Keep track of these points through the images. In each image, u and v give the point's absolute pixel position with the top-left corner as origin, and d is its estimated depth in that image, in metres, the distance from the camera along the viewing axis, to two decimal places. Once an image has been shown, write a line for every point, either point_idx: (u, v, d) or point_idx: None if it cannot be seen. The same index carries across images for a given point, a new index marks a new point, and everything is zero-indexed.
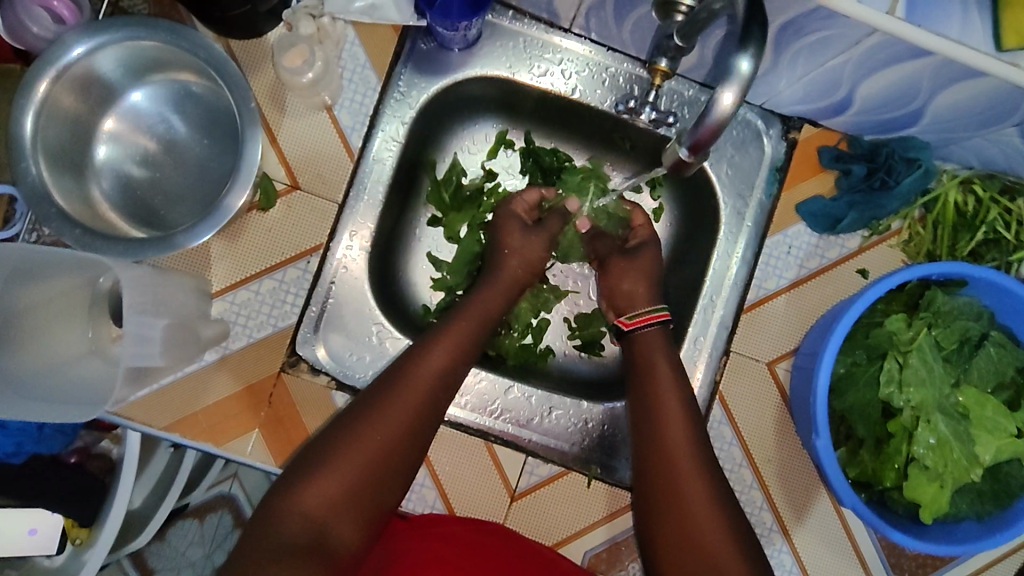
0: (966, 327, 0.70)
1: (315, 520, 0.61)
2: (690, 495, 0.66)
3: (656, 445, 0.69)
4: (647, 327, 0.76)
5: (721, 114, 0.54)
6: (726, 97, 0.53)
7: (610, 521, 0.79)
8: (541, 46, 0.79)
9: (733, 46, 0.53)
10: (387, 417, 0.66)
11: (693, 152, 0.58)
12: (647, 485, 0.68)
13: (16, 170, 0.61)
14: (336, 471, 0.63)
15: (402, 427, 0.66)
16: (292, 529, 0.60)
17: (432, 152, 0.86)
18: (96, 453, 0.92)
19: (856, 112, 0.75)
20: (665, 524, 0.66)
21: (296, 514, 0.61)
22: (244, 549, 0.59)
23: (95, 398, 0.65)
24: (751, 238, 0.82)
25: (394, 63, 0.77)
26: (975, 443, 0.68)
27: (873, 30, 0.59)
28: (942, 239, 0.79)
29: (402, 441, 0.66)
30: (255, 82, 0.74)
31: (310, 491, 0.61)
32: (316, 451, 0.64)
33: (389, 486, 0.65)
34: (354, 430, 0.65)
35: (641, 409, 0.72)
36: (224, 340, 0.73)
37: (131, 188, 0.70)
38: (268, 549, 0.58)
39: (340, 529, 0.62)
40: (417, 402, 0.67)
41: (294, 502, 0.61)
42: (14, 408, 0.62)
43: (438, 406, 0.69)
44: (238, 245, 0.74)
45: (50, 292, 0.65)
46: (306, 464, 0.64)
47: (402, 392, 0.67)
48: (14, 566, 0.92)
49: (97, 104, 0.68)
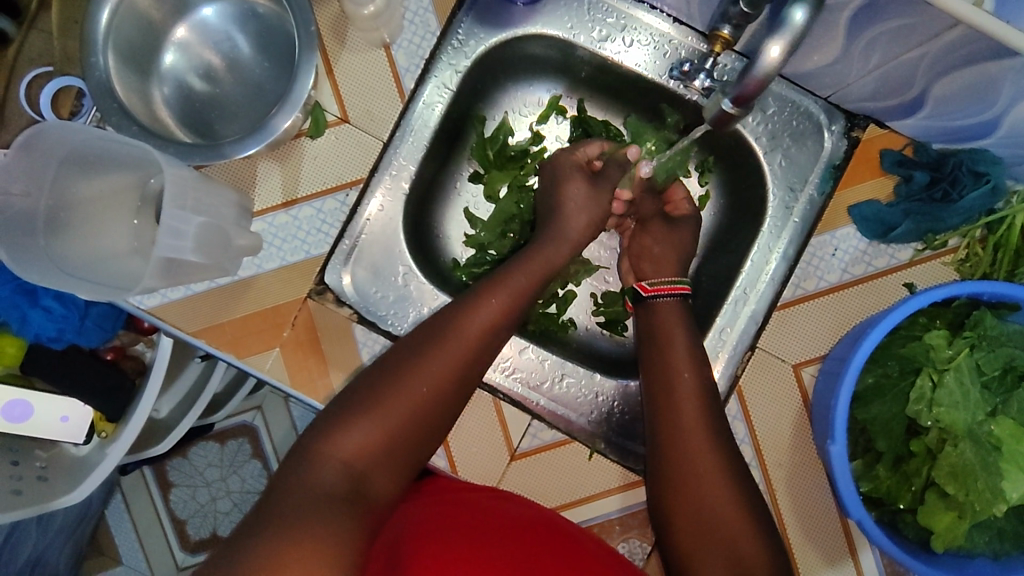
0: (1011, 355, 0.66)
1: (355, 469, 0.58)
2: (703, 478, 0.64)
3: (669, 425, 0.67)
4: (665, 297, 0.77)
5: (766, 67, 0.54)
6: (772, 51, 0.53)
7: (624, 492, 0.78)
8: (605, 10, 0.78)
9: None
10: (431, 371, 0.64)
11: (736, 103, 0.60)
12: (659, 464, 0.67)
13: (87, 63, 0.65)
14: (377, 422, 0.60)
15: (445, 382, 0.64)
16: (332, 476, 0.57)
17: (482, 108, 0.87)
18: (130, 354, 0.98)
19: (927, 114, 0.71)
20: (675, 506, 0.65)
21: (336, 461, 0.58)
22: (280, 494, 0.55)
23: (120, 285, 0.68)
24: (796, 234, 0.79)
25: (456, 10, 0.77)
26: (1003, 478, 0.64)
27: (956, 23, 0.56)
28: (1002, 263, 0.74)
29: (442, 397, 0.64)
30: (321, 13, 0.76)
31: (351, 438, 0.59)
32: (355, 399, 0.62)
33: (424, 440, 0.64)
34: (395, 381, 0.63)
35: (653, 389, 0.70)
36: (259, 257, 0.76)
37: (190, 99, 0.74)
38: (308, 492, 0.55)
39: (376, 480, 0.60)
40: (461, 360, 0.66)
41: (332, 447, 0.58)
42: (51, 278, 0.66)
43: (479, 366, 0.67)
44: (284, 169, 0.76)
45: (106, 186, 0.68)
46: (344, 410, 0.61)
47: (447, 347, 0.65)
48: (43, 448, 0.95)
49: (171, 13, 0.72)
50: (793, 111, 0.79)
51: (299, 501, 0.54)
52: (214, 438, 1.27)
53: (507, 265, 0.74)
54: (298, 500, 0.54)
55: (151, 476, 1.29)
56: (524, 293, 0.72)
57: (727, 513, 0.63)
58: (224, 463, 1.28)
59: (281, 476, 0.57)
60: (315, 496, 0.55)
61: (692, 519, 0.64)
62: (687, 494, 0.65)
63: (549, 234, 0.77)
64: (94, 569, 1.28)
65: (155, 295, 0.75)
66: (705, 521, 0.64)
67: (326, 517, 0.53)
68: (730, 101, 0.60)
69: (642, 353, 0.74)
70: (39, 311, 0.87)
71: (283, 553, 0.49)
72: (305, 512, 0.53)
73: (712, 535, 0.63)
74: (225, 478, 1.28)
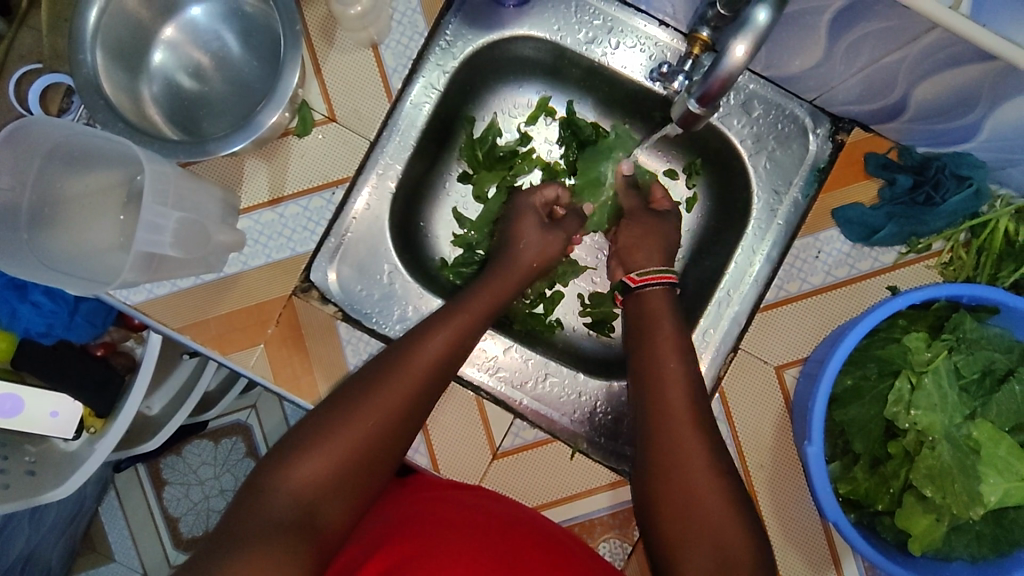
0: (991, 358, 0.66)
1: (306, 498, 0.58)
2: (688, 469, 0.64)
3: (656, 417, 0.67)
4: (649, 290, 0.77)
5: (732, 66, 0.54)
6: (737, 49, 0.53)
7: (612, 490, 0.78)
8: (593, 13, 0.78)
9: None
10: (383, 397, 0.63)
11: (701, 104, 0.59)
12: (646, 457, 0.67)
13: (74, 60, 0.66)
14: (328, 451, 0.60)
15: (401, 409, 0.64)
16: (281, 507, 0.57)
17: (472, 108, 0.87)
18: (120, 350, 0.98)
19: (911, 118, 0.71)
20: (660, 499, 0.65)
21: (285, 491, 0.58)
22: (231, 523, 0.55)
23: (100, 276, 0.68)
24: (779, 236, 0.79)
25: (444, 12, 0.78)
26: (981, 481, 0.64)
27: (934, 26, 0.56)
28: (984, 266, 0.74)
29: (395, 423, 0.64)
30: (309, 14, 0.77)
31: (300, 468, 0.59)
32: (310, 426, 0.62)
33: (379, 467, 0.63)
34: (346, 409, 0.63)
35: (641, 390, 0.70)
36: (244, 254, 0.76)
37: (179, 96, 0.75)
38: (255, 523, 0.55)
39: (329, 510, 0.59)
40: (415, 385, 0.65)
41: (283, 477, 0.58)
42: (32, 271, 0.68)
43: (433, 392, 0.67)
44: (270, 168, 0.76)
45: (91, 182, 0.69)
46: (299, 439, 0.61)
47: (403, 373, 0.65)
48: (33, 443, 0.96)
49: (160, 13, 0.73)
50: (779, 114, 0.79)
51: (246, 533, 0.54)
52: (207, 436, 1.28)
53: (473, 290, 0.75)
54: (245, 532, 0.54)
55: (145, 473, 1.30)
56: (479, 318, 0.72)
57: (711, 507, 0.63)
58: (218, 462, 1.28)
59: (236, 504, 0.58)
60: (262, 529, 0.55)
61: (676, 524, 0.63)
62: (672, 489, 0.64)
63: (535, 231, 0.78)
64: (86, 566, 1.29)
65: (140, 290, 0.76)
66: (691, 513, 0.62)
67: (273, 549, 0.53)
68: (696, 100, 0.59)
69: (630, 346, 0.75)
70: (28, 306, 0.87)
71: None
72: (251, 545, 0.53)
73: (695, 531, 0.62)
74: (218, 476, 1.28)
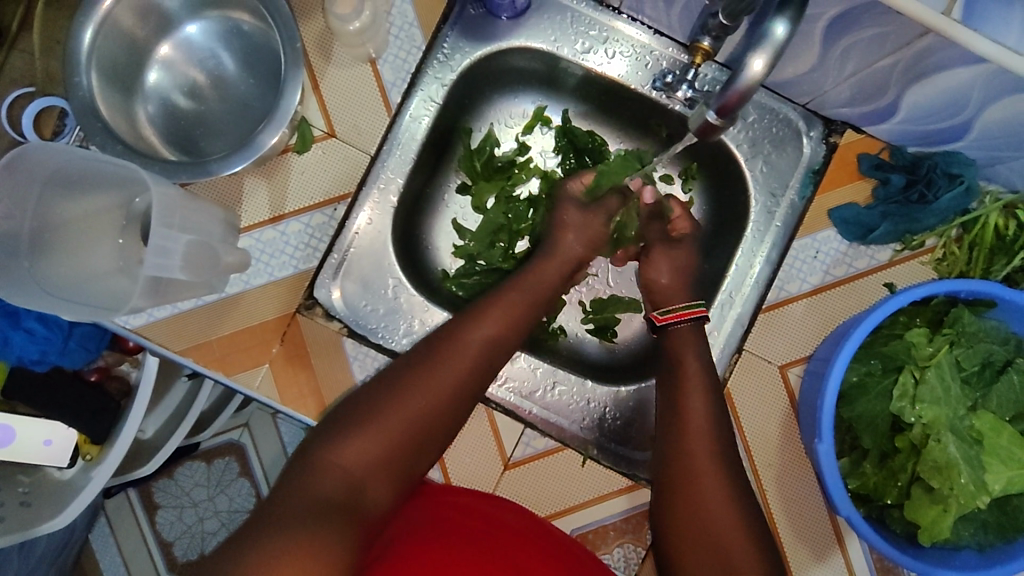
0: (990, 350, 0.68)
1: (355, 478, 0.58)
2: (699, 472, 0.66)
3: (682, 424, 0.69)
4: (680, 323, 0.76)
5: (749, 80, 0.55)
6: (755, 64, 0.54)
7: (629, 493, 0.78)
8: (588, 23, 0.79)
9: (770, 13, 0.54)
10: (435, 379, 0.64)
11: (719, 115, 0.59)
12: (663, 465, 0.68)
13: (70, 82, 0.65)
14: (380, 429, 0.61)
15: (447, 395, 0.64)
16: (332, 484, 0.57)
17: (468, 120, 0.87)
18: (115, 374, 0.95)
19: (901, 120, 0.73)
20: (671, 502, 0.66)
21: (337, 469, 0.58)
22: (279, 499, 0.56)
23: (107, 303, 0.68)
24: (778, 238, 0.80)
25: (441, 25, 0.78)
26: (986, 470, 0.66)
27: (927, 31, 0.57)
28: (977, 261, 0.76)
29: (447, 407, 0.65)
30: (306, 29, 0.77)
31: (352, 446, 0.59)
32: (361, 405, 0.63)
33: (427, 449, 0.64)
34: (399, 390, 0.63)
35: (666, 403, 0.72)
36: (245, 273, 0.75)
37: (175, 116, 0.74)
38: (306, 498, 0.55)
39: (375, 492, 0.59)
40: (465, 369, 0.66)
41: (333, 456, 0.59)
42: (34, 296, 0.67)
43: (484, 378, 0.68)
44: (270, 186, 0.76)
45: (87, 207, 0.68)
46: (348, 421, 0.61)
47: (451, 359, 0.66)
48: (27, 473, 0.93)
49: (154, 32, 0.72)
50: (773, 118, 0.81)
51: (295, 510, 0.54)
52: (201, 457, 1.25)
53: (513, 283, 0.76)
54: (293, 509, 0.54)
55: (137, 498, 1.26)
56: (530, 306, 0.74)
57: (723, 508, 0.64)
58: (212, 483, 1.26)
59: (283, 482, 0.58)
60: (311, 506, 0.55)
61: (692, 532, 0.63)
62: (689, 489, 0.65)
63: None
64: None
65: (140, 314, 0.75)
66: (700, 514, 0.64)
67: (320, 526, 0.54)
68: (714, 112, 0.59)
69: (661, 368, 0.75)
70: (22, 334, 0.85)
71: (278, 559, 0.50)
72: (299, 521, 0.53)
73: (706, 532, 0.63)
74: (212, 498, 1.26)
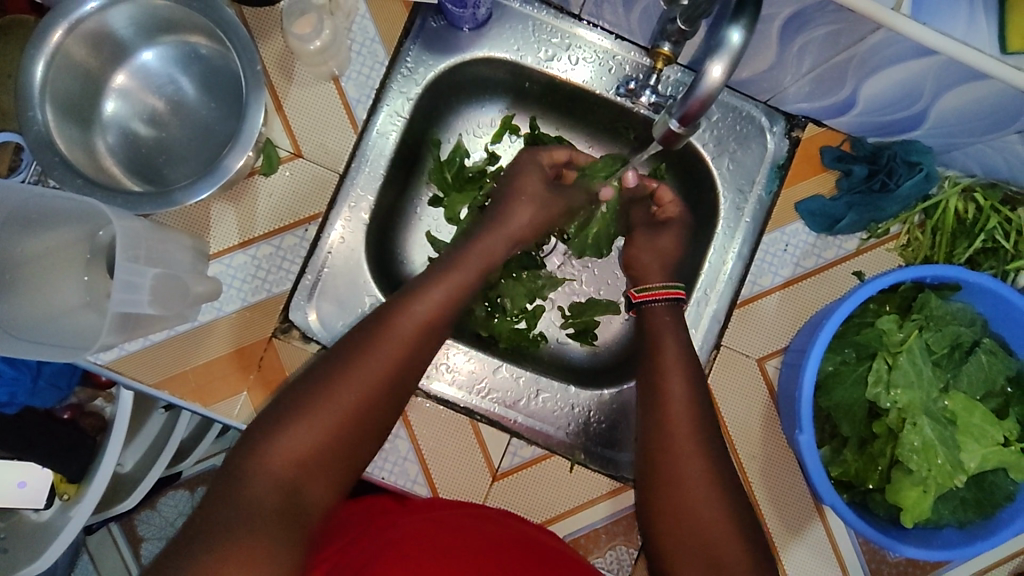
0: (958, 332, 0.70)
1: (287, 479, 0.58)
2: (678, 476, 0.66)
3: (660, 429, 0.68)
4: (654, 302, 0.77)
5: (708, 88, 0.56)
6: (713, 71, 0.55)
7: (613, 497, 0.79)
8: (550, 31, 0.79)
9: (726, 21, 0.55)
10: (363, 371, 0.64)
11: (682, 123, 0.60)
12: (646, 470, 0.68)
13: (23, 117, 0.63)
14: (311, 427, 0.60)
15: (377, 386, 0.64)
16: (263, 489, 0.57)
17: (436, 131, 0.87)
18: (89, 411, 0.92)
19: (860, 111, 0.75)
20: (658, 504, 0.66)
21: (267, 472, 0.58)
22: (212, 504, 0.56)
23: (79, 342, 0.67)
24: (748, 233, 0.81)
25: (403, 39, 0.78)
26: (961, 449, 0.68)
27: (877, 27, 0.59)
28: (941, 245, 0.78)
29: (379, 396, 0.64)
30: (265, 50, 0.76)
31: (281, 447, 0.59)
32: (289, 402, 0.62)
33: (364, 441, 0.63)
34: (326, 385, 0.62)
35: (648, 402, 0.71)
36: (217, 300, 0.74)
37: (135, 146, 0.73)
38: (238, 505, 0.56)
39: (310, 490, 0.60)
40: (395, 358, 0.65)
41: (262, 459, 0.58)
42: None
43: (416, 364, 0.67)
44: (238, 210, 0.75)
45: (51, 244, 0.67)
46: (274, 420, 0.61)
47: (376, 351, 0.65)
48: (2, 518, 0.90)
49: (109, 61, 0.70)
50: (736, 116, 0.82)
51: (228, 519, 0.54)
52: (183, 486, 1.21)
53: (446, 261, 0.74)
54: (224, 516, 0.55)
55: (119, 532, 1.23)
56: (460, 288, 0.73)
57: (710, 511, 0.64)
58: (197, 512, 1.22)
59: (217, 488, 0.58)
60: (242, 514, 0.55)
61: (683, 538, 0.64)
62: (674, 492, 0.65)
63: (503, 235, 0.78)
64: None
65: (111, 349, 0.73)
66: (684, 519, 0.64)
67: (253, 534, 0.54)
68: (676, 120, 0.60)
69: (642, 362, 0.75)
70: None
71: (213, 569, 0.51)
72: (233, 532, 0.53)
73: (689, 528, 0.64)
74: None
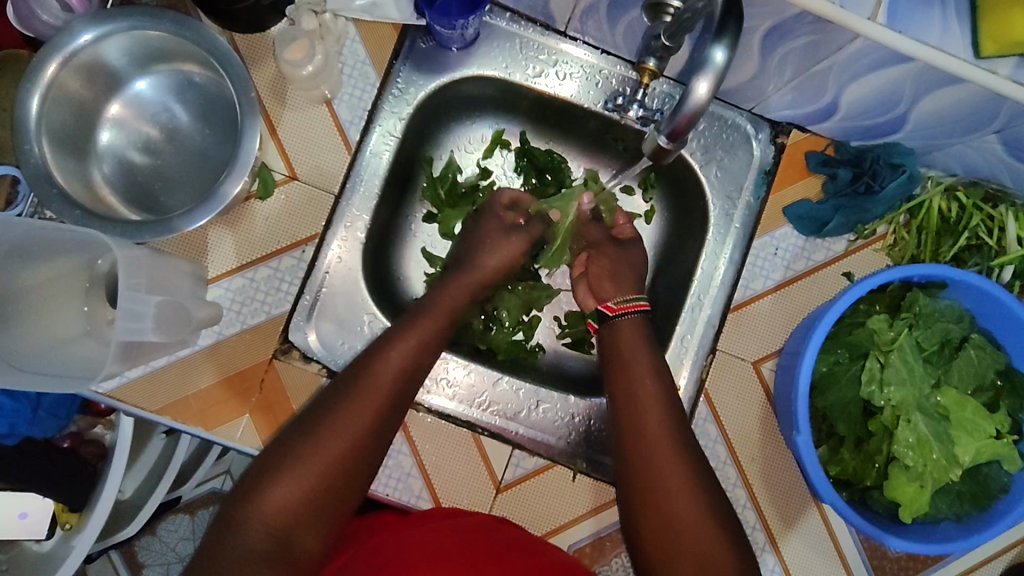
0: (946, 329, 0.72)
1: (276, 528, 0.59)
2: (669, 484, 0.66)
3: (637, 432, 0.69)
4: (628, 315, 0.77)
5: (696, 104, 0.58)
6: (700, 89, 0.56)
7: (595, 515, 0.79)
8: (537, 48, 0.81)
9: (710, 39, 0.57)
10: (348, 417, 0.63)
11: (671, 139, 0.62)
12: (632, 473, 0.68)
13: (20, 151, 0.64)
14: (297, 477, 0.60)
15: (363, 432, 0.64)
16: (253, 539, 0.58)
17: (428, 149, 0.88)
18: (89, 438, 0.90)
19: (842, 116, 0.77)
20: (643, 511, 0.66)
21: (258, 522, 0.58)
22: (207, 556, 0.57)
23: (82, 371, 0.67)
24: (738, 240, 0.83)
25: (393, 60, 0.79)
26: (954, 443, 0.70)
27: (856, 37, 0.61)
28: (926, 244, 0.80)
29: (364, 441, 0.64)
30: (257, 76, 0.77)
31: (270, 497, 0.59)
32: (277, 452, 0.62)
33: (353, 487, 0.63)
34: (312, 434, 0.62)
35: (621, 408, 0.71)
36: (218, 325, 0.74)
37: (131, 173, 0.73)
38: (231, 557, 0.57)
39: (302, 538, 0.60)
40: (380, 402, 0.65)
41: (256, 508, 0.59)
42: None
43: (400, 406, 0.67)
44: (236, 234, 0.75)
45: (50, 274, 0.68)
46: (262, 470, 0.61)
47: (364, 393, 0.65)
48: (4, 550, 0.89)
49: (103, 91, 0.71)
50: (722, 125, 0.83)
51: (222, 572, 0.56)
52: (183, 510, 1.20)
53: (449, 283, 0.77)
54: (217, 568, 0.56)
55: (119, 558, 1.22)
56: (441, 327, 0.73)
57: (706, 514, 0.65)
58: (197, 536, 1.21)
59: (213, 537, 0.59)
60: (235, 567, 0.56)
61: (672, 544, 0.64)
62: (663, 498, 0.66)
63: (498, 250, 0.79)
64: None
65: (112, 377, 0.73)
66: (672, 524, 0.65)
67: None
68: (665, 135, 0.62)
69: (609, 366, 0.75)
70: None
71: None
72: None
73: (675, 537, 0.64)
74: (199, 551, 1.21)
